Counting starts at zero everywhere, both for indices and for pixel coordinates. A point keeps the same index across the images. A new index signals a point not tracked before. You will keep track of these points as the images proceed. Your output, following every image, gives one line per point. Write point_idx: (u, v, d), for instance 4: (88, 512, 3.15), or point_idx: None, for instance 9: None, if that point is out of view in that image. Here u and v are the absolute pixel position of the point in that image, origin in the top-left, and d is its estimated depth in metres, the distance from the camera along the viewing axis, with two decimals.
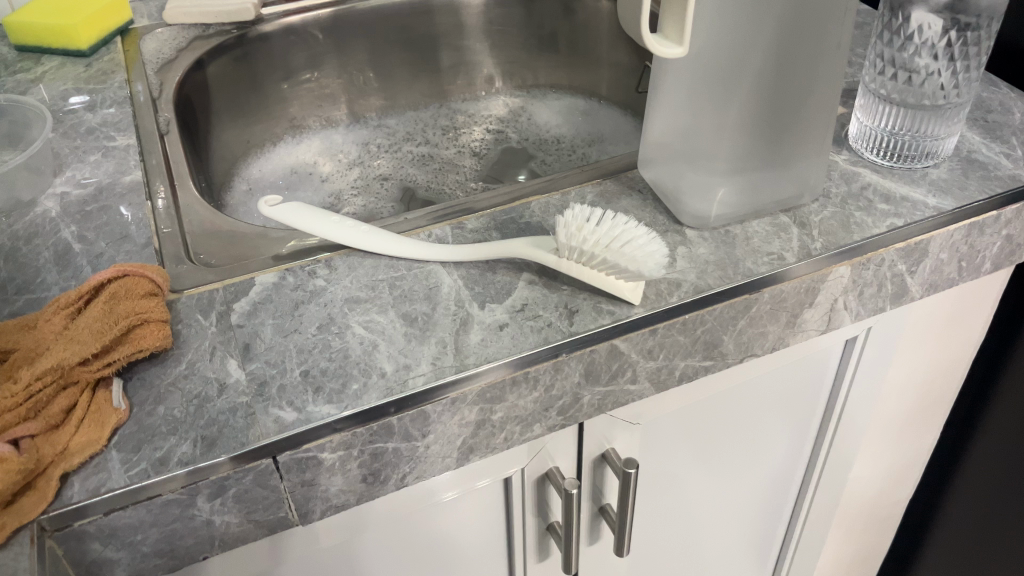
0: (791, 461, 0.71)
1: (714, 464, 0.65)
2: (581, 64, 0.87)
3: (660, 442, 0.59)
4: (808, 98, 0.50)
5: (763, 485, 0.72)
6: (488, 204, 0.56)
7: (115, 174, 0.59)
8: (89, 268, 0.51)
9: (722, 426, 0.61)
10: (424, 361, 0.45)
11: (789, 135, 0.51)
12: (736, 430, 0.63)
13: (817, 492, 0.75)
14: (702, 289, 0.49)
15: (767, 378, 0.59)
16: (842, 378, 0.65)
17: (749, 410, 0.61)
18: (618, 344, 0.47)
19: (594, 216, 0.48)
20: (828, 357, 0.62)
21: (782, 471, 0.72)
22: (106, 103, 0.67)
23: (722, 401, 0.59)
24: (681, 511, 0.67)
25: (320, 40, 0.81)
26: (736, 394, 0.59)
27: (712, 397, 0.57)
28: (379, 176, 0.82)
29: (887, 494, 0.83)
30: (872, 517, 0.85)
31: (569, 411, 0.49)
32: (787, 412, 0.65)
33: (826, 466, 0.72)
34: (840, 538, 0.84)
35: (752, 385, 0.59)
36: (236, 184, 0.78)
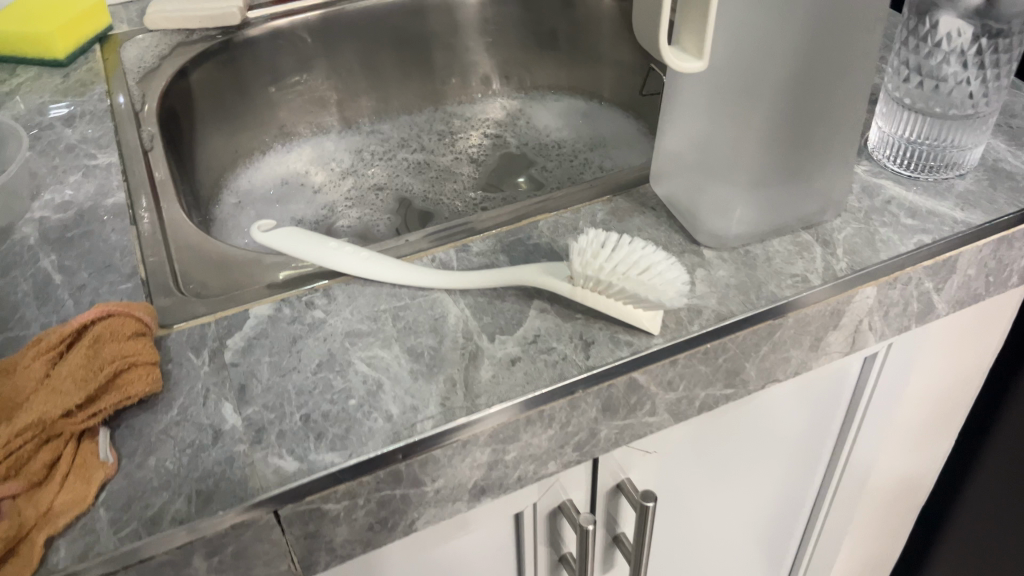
0: (807, 478, 0.69)
1: (730, 485, 0.62)
2: (582, 64, 0.84)
3: (676, 469, 0.56)
4: (834, 107, 0.47)
5: (778, 500, 0.69)
6: (494, 224, 0.53)
7: (97, 196, 0.56)
8: (71, 302, 0.48)
9: (739, 448, 0.59)
10: (432, 403, 0.42)
11: (814, 144, 0.48)
12: (753, 451, 0.60)
13: (832, 505, 0.73)
14: (725, 317, 0.46)
15: (787, 399, 0.57)
16: (860, 394, 0.62)
17: (766, 430, 0.59)
18: (637, 377, 0.45)
19: (611, 242, 0.45)
20: (847, 375, 0.59)
21: (797, 488, 0.70)
22: (86, 116, 0.64)
23: (741, 426, 0.56)
24: (695, 533, 0.65)
25: (309, 43, 0.78)
26: (754, 418, 0.56)
27: (731, 422, 0.55)
28: (373, 186, 0.78)
29: (901, 504, 0.81)
30: (887, 525, 0.83)
31: (585, 447, 0.47)
32: (804, 430, 0.62)
33: (842, 479, 0.70)
34: (855, 547, 0.82)
35: (770, 408, 0.56)
36: (224, 197, 0.75)
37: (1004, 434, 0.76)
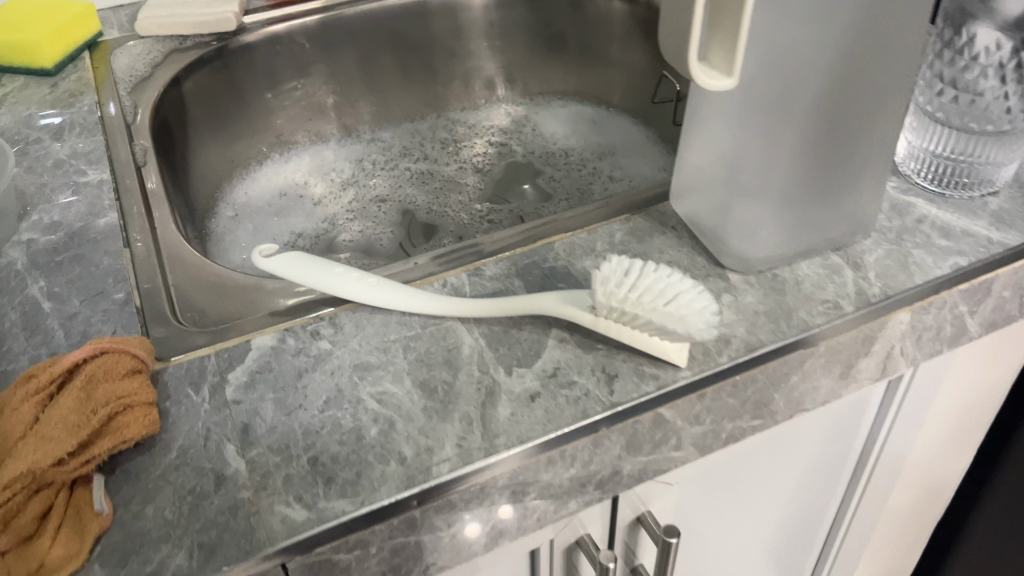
0: (826, 499, 0.67)
1: (748, 511, 0.60)
2: (590, 69, 0.82)
3: (695, 500, 0.54)
4: (869, 125, 0.44)
5: (795, 522, 0.67)
6: (508, 245, 0.51)
7: (88, 217, 0.53)
8: (62, 333, 0.46)
9: (759, 476, 0.56)
10: (448, 443, 0.40)
11: (846, 165, 0.45)
12: (773, 478, 0.58)
13: (852, 523, 0.71)
14: (755, 347, 0.44)
15: (808, 427, 0.55)
16: (881, 418, 0.60)
17: (786, 458, 0.57)
18: (663, 412, 0.42)
19: (635, 270, 0.43)
20: (869, 400, 0.57)
21: (816, 510, 0.68)
22: (76, 129, 0.61)
23: (762, 455, 0.54)
24: (711, 559, 0.63)
25: (307, 49, 0.75)
26: (775, 446, 0.54)
27: (752, 452, 0.53)
28: (375, 197, 0.76)
29: (919, 521, 0.79)
30: (903, 541, 0.81)
31: (608, 484, 0.44)
32: (825, 455, 0.60)
33: (862, 499, 0.68)
34: (871, 564, 0.80)
35: (792, 436, 0.54)
36: (220, 210, 0.72)
37: (1022, 454, 0.75)
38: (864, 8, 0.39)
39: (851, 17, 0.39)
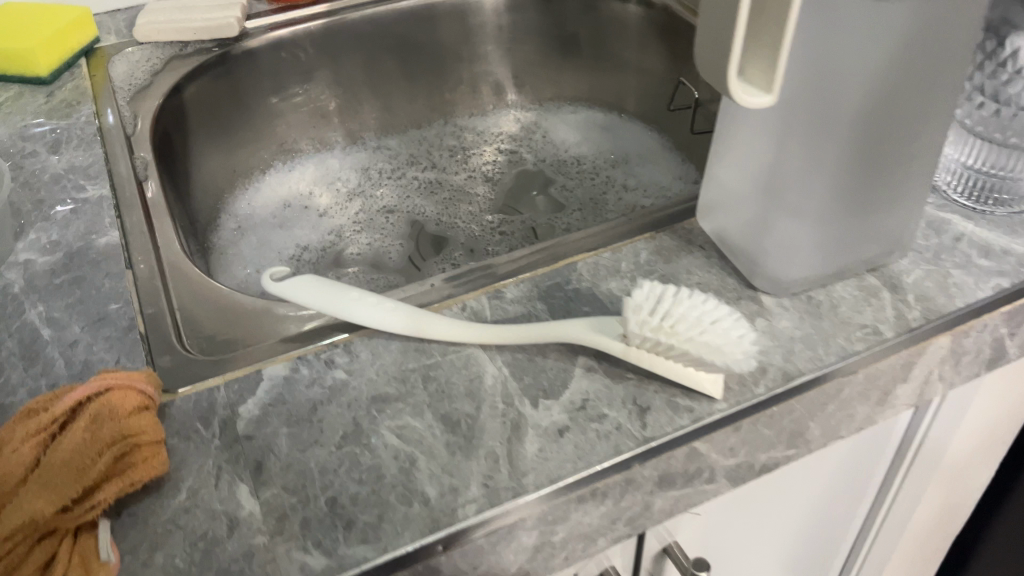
0: (847, 520, 0.65)
1: (771, 539, 0.58)
2: (602, 74, 0.79)
3: (720, 532, 0.52)
4: (910, 141, 0.42)
5: (817, 545, 0.66)
6: (529, 266, 0.49)
7: (88, 235, 0.51)
8: (62, 362, 0.43)
9: (783, 505, 0.55)
10: (474, 482, 0.38)
11: (885, 182, 0.43)
12: (797, 506, 0.56)
13: (873, 542, 0.70)
14: (792, 376, 0.42)
15: (834, 455, 0.53)
16: (907, 443, 0.58)
17: (811, 486, 0.55)
18: (697, 446, 0.40)
19: (665, 297, 0.41)
20: (895, 426, 0.55)
21: (837, 531, 0.66)
22: (73, 141, 0.58)
23: (787, 485, 0.52)
24: None
25: (311, 55, 0.72)
26: (801, 476, 0.52)
27: (777, 482, 0.51)
28: (383, 208, 0.74)
29: (936, 543, 0.76)
30: (923, 557, 0.79)
31: (638, 520, 0.42)
32: (849, 480, 0.58)
33: (885, 519, 0.67)
34: None
35: (817, 465, 0.52)
36: (223, 222, 0.70)
37: None
38: (911, 20, 0.37)
39: (897, 30, 0.37)
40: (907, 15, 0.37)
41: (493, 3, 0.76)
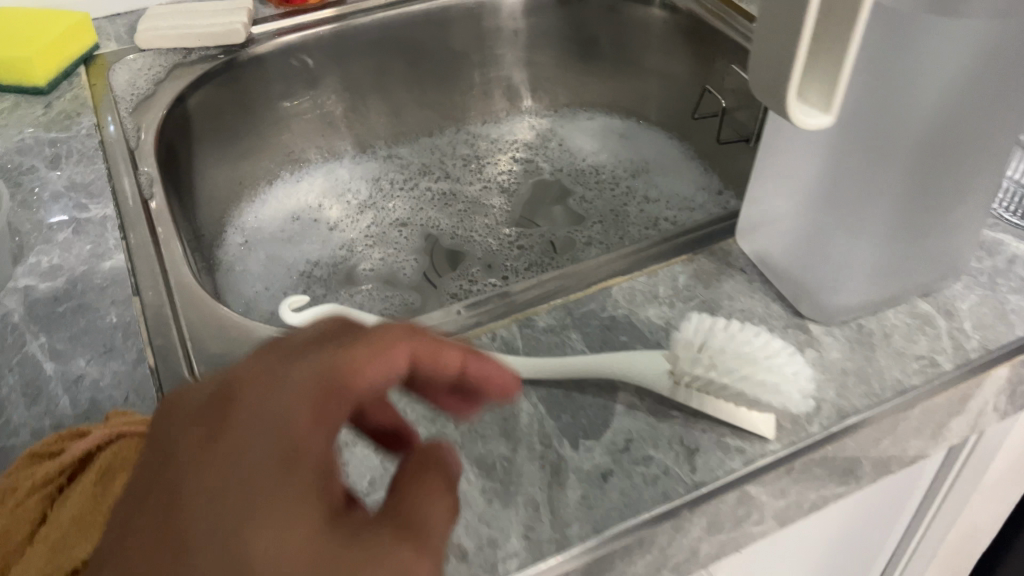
0: (877, 552, 0.62)
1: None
2: (622, 80, 0.77)
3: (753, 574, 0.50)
4: (974, 166, 0.40)
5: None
6: (560, 291, 0.46)
7: (91, 259, 0.48)
8: (67, 400, 0.40)
9: (817, 543, 0.52)
10: (514, 535, 0.35)
11: (941, 207, 0.41)
12: (829, 543, 0.54)
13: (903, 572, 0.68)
14: (848, 413, 0.39)
15: (867, 494, 0.50)
16: (944, 480, 0.56)
17: (844, 523, 0.53)
18: (749, 489, 0.38)
19: (717, 331, 0.39)
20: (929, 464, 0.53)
21: (867, 563, 0.64)
22: (73, 155, 0.55)
23: (821, 525, 0.50)
24: None
25: (321, 61, 0.69)
26: (835, 515, 0.50)
27: (811, 523, 0.49)
28: (396, 220, 0.71)
29: (962, 574, 0.73)
30: None
31: (683, 567, 0.39)
32: (883, 514, 0.56)
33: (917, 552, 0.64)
34: None
35: (850, 505, 0.50)
36: (229, 236, 0.67)
37: None
38: (984, 39, 0.35)
39: (968, 51, 0.35)
40: (982, 33, 0.35)
41: (508, 7, 0.73)
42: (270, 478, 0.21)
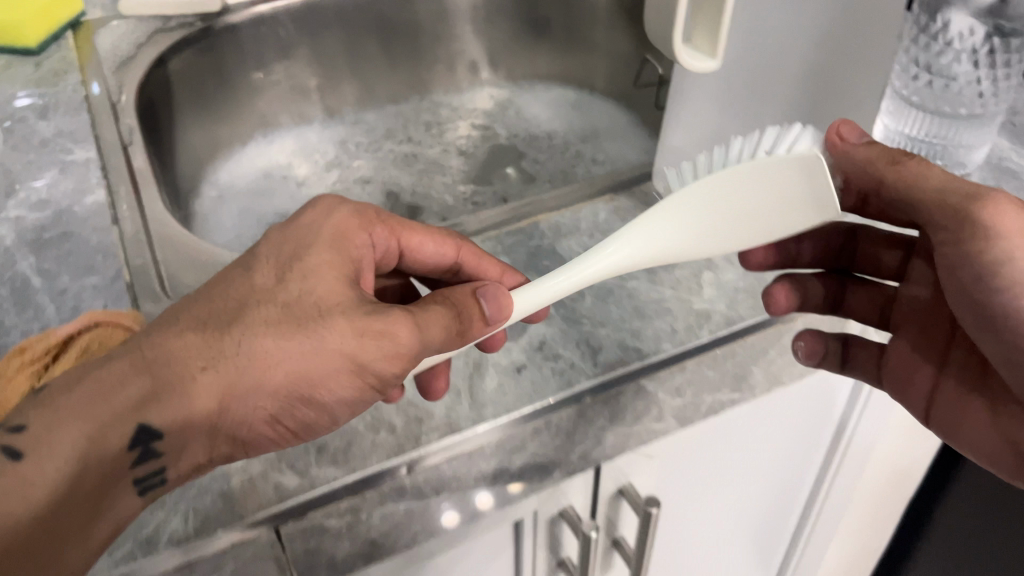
0: (790, 502, 0.66)
1: (723, 508, 0.60)
2: (575, 52, 0.83)
3: (671, 488, 0.54)
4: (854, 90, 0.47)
5: (766, 522, 0.67)
6: (479, 227, 0.52)
7: (75, 194, 0.53)
8: (53, 307, 0.45)
9: (733, 468, 0.57)
10: (437, 414, 0.41)
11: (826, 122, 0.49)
12: (745, 474, 0.58)
13: (827, 529, 0.71)
14: (734, 321, 0.46)
15: (770, 427, 0.55)
16: (848, 421, 0.60)
17: (758, 454, 0.57)
18: (646, 383, 0.44)
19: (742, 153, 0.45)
20: (828, 403, 0.57)
21: (783, 513, 0.67)
22: (60, 108, 0.61)
23: (733, 449, 0.54)
24: (683, 559, 0.63)
25: (292, 31, 0.75)
26: (743, 443, 0.54)
27: (720, 445, 0.53)
28: (360, 178, 0.77)
29: (882, 529, 0.78)
30: (874, 541, 0.79)
31: (591, 454, 0.45)
32: (793, 455, 0.60)
33: (828, 506, 0.68)
34: (841, 560, 0.79)
35: (762, 430, 0.54)
36: (205, 190, 0.73)
37: None
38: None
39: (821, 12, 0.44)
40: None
41: None
42: (320, 248, 0.39)
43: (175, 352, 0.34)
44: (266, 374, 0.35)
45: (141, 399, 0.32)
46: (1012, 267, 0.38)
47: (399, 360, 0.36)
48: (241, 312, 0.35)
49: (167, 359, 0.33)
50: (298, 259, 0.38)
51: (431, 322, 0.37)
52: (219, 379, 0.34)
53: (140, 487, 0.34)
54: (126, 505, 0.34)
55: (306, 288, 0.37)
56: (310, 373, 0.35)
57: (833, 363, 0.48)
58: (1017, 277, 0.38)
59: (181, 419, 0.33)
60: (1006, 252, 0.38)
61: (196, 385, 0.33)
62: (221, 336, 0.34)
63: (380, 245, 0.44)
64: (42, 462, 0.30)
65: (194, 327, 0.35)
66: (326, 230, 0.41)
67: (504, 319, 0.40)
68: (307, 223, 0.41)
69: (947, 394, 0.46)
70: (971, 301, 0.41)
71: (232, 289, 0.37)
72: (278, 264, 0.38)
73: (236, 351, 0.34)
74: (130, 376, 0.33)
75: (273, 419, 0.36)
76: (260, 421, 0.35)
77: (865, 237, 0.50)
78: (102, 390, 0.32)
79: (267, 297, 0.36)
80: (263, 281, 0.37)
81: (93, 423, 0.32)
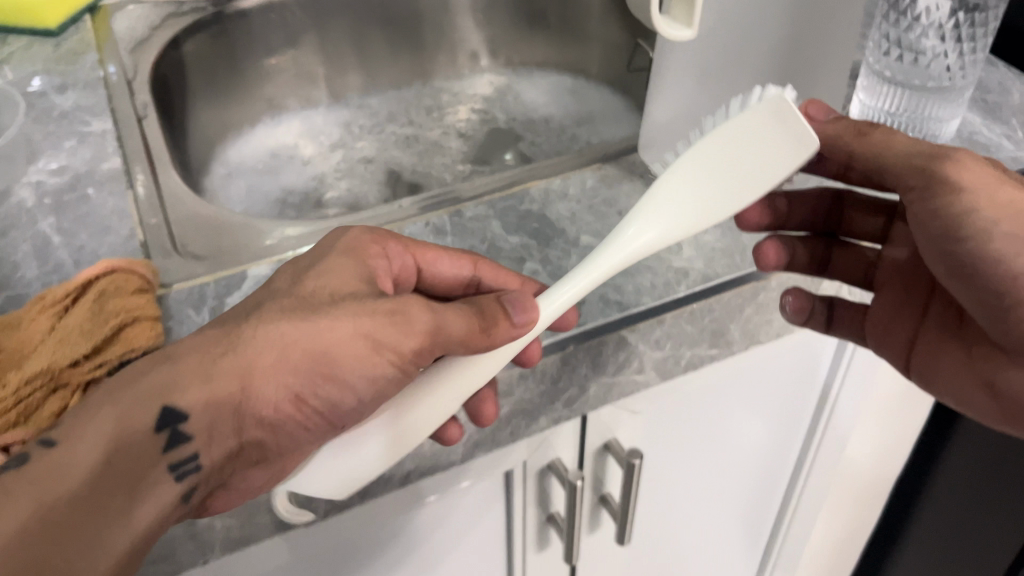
0: (778, 472, 0.68)
1: (711, 474, 0.62)
2: (571, 41, 0.86)
3: (657, 447, 0.57)
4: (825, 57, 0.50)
5: (756, 492, 0.69)
6: (473, 192, 0.55)
7: (93, 162, 0.57)
8: (71, 262, 0.48)
9: (718, 431, 0.59)
10: None
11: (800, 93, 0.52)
12: (731, 439, 0.60)
13: (815, 501, 0.73)
14: (710, 278, 0.48)
15: (752, 389, 0.57)
16: (832, 387, 0.62)
17: (742, 418, 0.59)
18: (626, 334, 0.46)
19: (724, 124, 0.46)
20: (810, 368, 0.60)
21: (772, 484, 0.69)
22: (78, 84, 0.64)
23: (716, 409, 0.57)
24: (674, 524, 0.65)
25: (299, 17, 0.78)
26: (726, 404, 0.57)
27: (704, 404, 0.56)
28: (363, 158, 0.81)
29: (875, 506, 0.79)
30: (865, 517, 0.81)
31: (575, 402, 0.48)
32: (778, 423, 0.63)
33: (816, 476, 0.70)
34: (831, 533, 0.81)
35: (744, 391, 0.57)
36: (214, 168, 0.76)
37: None
38: None
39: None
40: None
41: None
42: (338, 256, 0.43)
43: (196, 345, 0.37)
44: (287, 354, 0.37)
45: (166, 385, 0.35)
46: (974, 217, 0.41)
47: (413, 335, 0.38)
48: (261, 309, 0.39)
49: (183, 351, 0.37)
50: (312, 265, 0.42)
51: (447, 309, 0.40)
52: (239, 362, 0.36)
53: (175, 470, 0.36)
54: (166, 492, 0.36)
55: (324, 291, 0.40)
56: (329, 351, 0.38)
57: (818, 323, 0.51)
58: (978, 225, 0.41)
59: (204, 400, 0.36)
60: (969, 203, 0.40)
61: (218, 369, 0.36)
62: (237, 328, 0.37)
63: (399, 263, 0.45)
64: (77, 446, 0.33)
65: (217, 326, 0.38)
66: (344, 241, 0.44)
67: (533, 323, 0.40)
68: (327, 241, 0.44)
69: (928, 341, 0.50)
70: (942, 254, 0.43)
71: (257, 297, 0.40)
72: (298, 275, 0.41)
73: (255, 336, 0.37)
74: (156, 369, 0.36)
75: (297, 397, 0.38)
76: (284, 399, 0.38)
77: (850, 203, 0.52)
78: (131, 383, 0.35)
79: (288, 297, 0.39)
80: (286, 289, 0.40)
81: (123, 410, 0.35)
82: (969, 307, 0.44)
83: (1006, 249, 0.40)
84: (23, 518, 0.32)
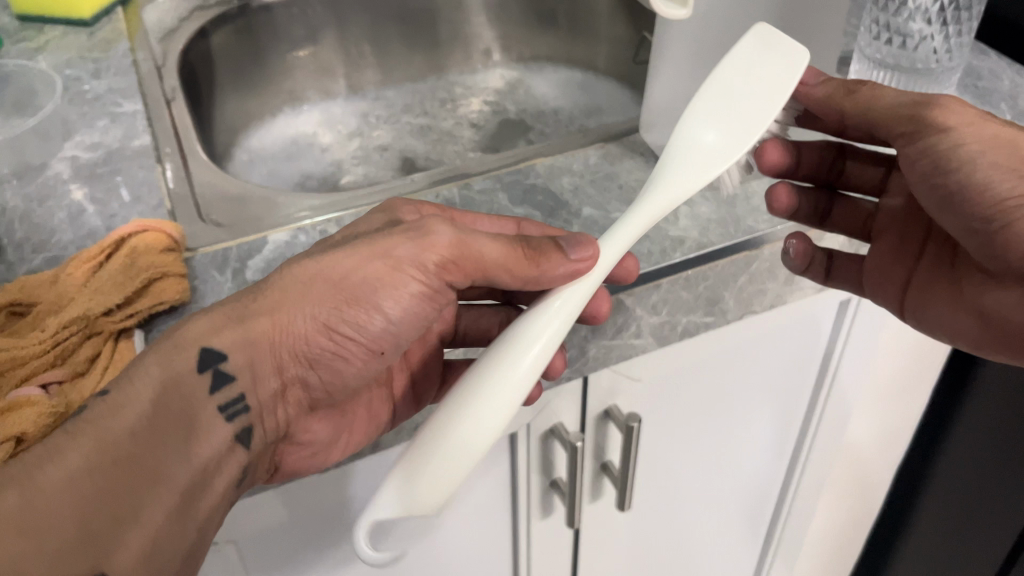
0: (779, 445, 0.71)
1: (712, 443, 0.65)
2: (579, 39, 0.89)
3: (659, 413, 0.59)
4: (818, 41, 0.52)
5: (758, 465, 0.71)
6: (482, 168, 0.58)
7: (124, 139, 0.60)
8: (103, 228, 0.51)
9: (720, 399, 0.61)
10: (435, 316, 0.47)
11: None
12: (731, 408, 0.63)
13: (814, 474, 0.76)
14: (704, 246, 0.51)
15: (751, 358, 0.60)
16: (830, 359, 0.65)
17: (743, 387, 0.62)
18: (624, 298, 0.49)
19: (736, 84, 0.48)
20: (807, 340, 0.62)
21: (773, 456, 0.72)
22: (110, 70, 0.67)
23: (717, 377, 0.59)
24: (677, 493, 0.68)
25: (319, 12, 0.82)
26: (726, 371, 0.59)
27: (704, 370, 0.58)
28: (378, 146, 0.84)
29: (873, 481, 0.82)
30: (864, 495, 0.84)
31: (575, 363, 0.50)
32: (777, 394, 0.65)
33: (815, 448, 0.73)
34: (832, 511, 0.83)
35: (743, 360, 0.59)
36: (236, 154, 0.80)
37: (974, 408, 0.79)
38: None
39: None
40: None
41: None
42: (373, 217, 0.46)
43: (235, 295, 0.41)
44: (311, 282, 0.40)
45: (204, 333, 0.39)
46: (960, 149, 0.43)
47: (433, 249, 0.41)
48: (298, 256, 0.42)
49: (217, 305, 0.40)
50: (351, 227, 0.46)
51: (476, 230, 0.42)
52: (269, 300, 0.40)
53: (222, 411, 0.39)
54: (219, 432, 0.39)
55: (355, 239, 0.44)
56: (353, 273, 0.40)
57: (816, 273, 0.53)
58: (965, 155, 0.43)
59: (236, 342, 0.39)
60: (956, 140, 0.43)
61: (252, 307, 0.40)
62: (266, 277, 0.41)
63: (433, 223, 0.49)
64: (130, 389, 0.36)
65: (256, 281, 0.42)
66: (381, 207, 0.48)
67: (593, 260, 0.40)
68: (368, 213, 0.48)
69: (924, 276, 0.53)
70: (930, 186, 0.46)
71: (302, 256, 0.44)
72: (339, 236, 0.45)
73: (284, 272, 0.41)
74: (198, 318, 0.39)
75: (327, 326, 0.41)
76: (314, 327, 0.41)
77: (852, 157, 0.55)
78: (175, 332, 0.39)
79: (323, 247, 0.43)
80: (325, 244, 0.44)
81: (167, 358, 0.38)
82: (958, 236, 0.46)
83: (990, 174, 0.43)
84: (91, 452, 0.35)
